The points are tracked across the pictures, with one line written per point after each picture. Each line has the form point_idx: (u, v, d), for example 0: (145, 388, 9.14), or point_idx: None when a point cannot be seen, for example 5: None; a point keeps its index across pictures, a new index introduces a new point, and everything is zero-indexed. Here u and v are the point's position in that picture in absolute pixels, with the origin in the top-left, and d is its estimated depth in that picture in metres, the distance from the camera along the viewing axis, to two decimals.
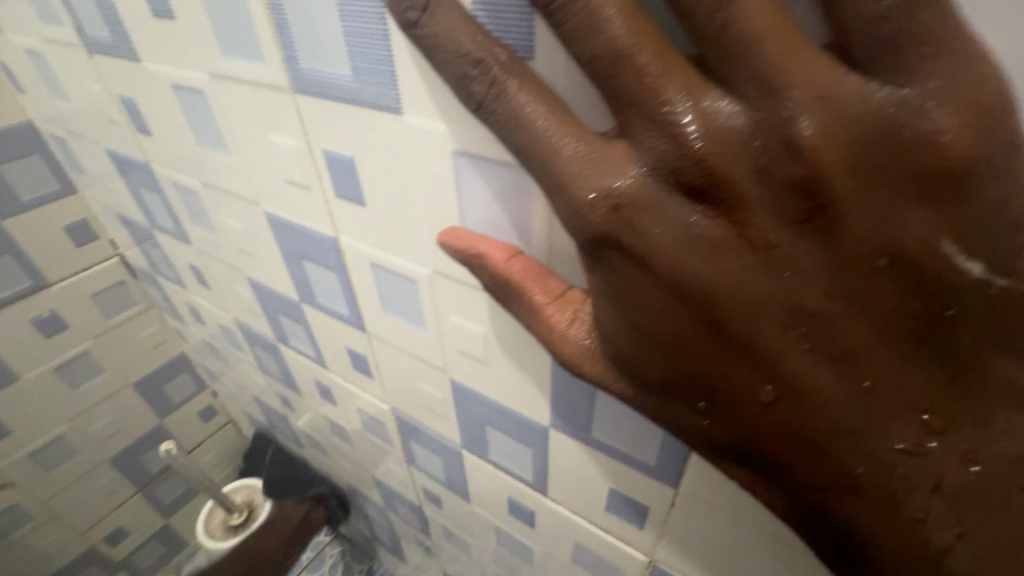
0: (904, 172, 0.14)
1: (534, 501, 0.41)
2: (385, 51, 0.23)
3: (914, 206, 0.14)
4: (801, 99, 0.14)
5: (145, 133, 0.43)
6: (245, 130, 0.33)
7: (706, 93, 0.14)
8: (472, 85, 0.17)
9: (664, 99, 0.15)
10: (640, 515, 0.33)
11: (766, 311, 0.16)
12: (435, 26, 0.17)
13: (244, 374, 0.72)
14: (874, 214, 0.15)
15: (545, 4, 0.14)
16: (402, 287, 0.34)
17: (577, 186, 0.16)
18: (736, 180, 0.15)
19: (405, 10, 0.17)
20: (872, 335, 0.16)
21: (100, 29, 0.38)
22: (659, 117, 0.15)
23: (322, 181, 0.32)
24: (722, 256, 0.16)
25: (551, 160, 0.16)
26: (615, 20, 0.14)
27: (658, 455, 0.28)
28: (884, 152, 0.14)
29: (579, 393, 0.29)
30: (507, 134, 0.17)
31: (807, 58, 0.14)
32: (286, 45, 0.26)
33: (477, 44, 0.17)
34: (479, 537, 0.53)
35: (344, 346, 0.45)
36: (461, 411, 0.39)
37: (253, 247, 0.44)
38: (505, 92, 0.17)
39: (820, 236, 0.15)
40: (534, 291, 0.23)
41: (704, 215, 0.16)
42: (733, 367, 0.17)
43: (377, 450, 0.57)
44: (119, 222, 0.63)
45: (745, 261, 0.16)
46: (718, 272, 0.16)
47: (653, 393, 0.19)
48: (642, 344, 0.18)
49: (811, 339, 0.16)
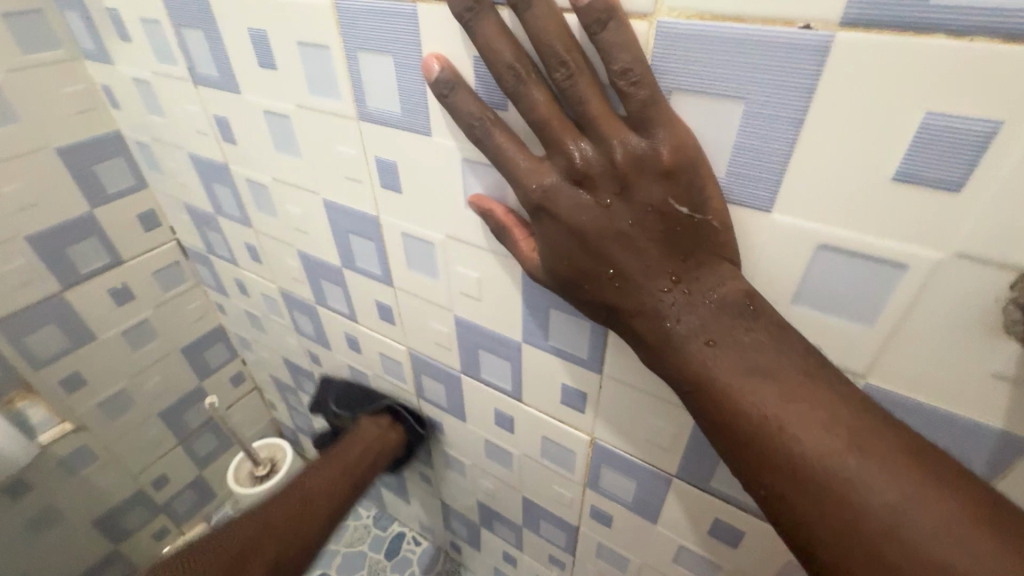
0: (661, 172, 0.28)
1: (513, 407, 0.57)
2: (422, 99, 0.39)
3: (667, 188, 0.29)
4: (614, 140, 0.28)
5: (231, 142, 0.59)
6: (319, 142, 0.49)
7: (577, 135, 0.29)
8: (475, 127, 0.33)
9: (560, 137, 0.30)
10: (582, 401, 0.49)
11: (611, 242, 0.31)
12: (456, 98, 0.33)
13: (278, 338, 0.87)
14: (653, 191, 0.29)
15: (509, 91, 0.30)
16: (424, 248, 0.50)
17: (523, 175, 0.32)
18: (592, 174, 0.30)
19: (442, 89, 0.33)
20: (661, 252, 0.30)
21: (209, 69, 0.53)
22: (558, 145, 0.30)
23: (371, 176, 0.48)
24: (588, 212, 0.31)
25: (511, 163, 0.32)
26: (540, 102, 0.29)
27: (589, 349, 0.44)
28: (650, 161, 0.28)
29: (540, 312, 0.45)
30: (492, 151, 0.33)
31: (618, 121, 0.28)
32: (358, 91, 0.43)
33: (478, 109, 0.33)
34: (472, 453, 0.69)
35: (373, 299, 0.61)
36: (461, 340, 0.55)
37: (308, 226, 0.60)
38: (491, 131, 0.32)
39: (631, 204, 0.30)
40: (515, 235, 0.38)
41: (580, 192, 0.31)
42: (599, 271, 0.32)
43: (393, 390, 0.73)
44: (183, 211, 0.78)
45: (598, 215, 0.30)
46: (587, 220, 0.31)
47: (566, 289, 0.35)
48: (557, 259, 0.34)
49: (635, 259, 0.31)
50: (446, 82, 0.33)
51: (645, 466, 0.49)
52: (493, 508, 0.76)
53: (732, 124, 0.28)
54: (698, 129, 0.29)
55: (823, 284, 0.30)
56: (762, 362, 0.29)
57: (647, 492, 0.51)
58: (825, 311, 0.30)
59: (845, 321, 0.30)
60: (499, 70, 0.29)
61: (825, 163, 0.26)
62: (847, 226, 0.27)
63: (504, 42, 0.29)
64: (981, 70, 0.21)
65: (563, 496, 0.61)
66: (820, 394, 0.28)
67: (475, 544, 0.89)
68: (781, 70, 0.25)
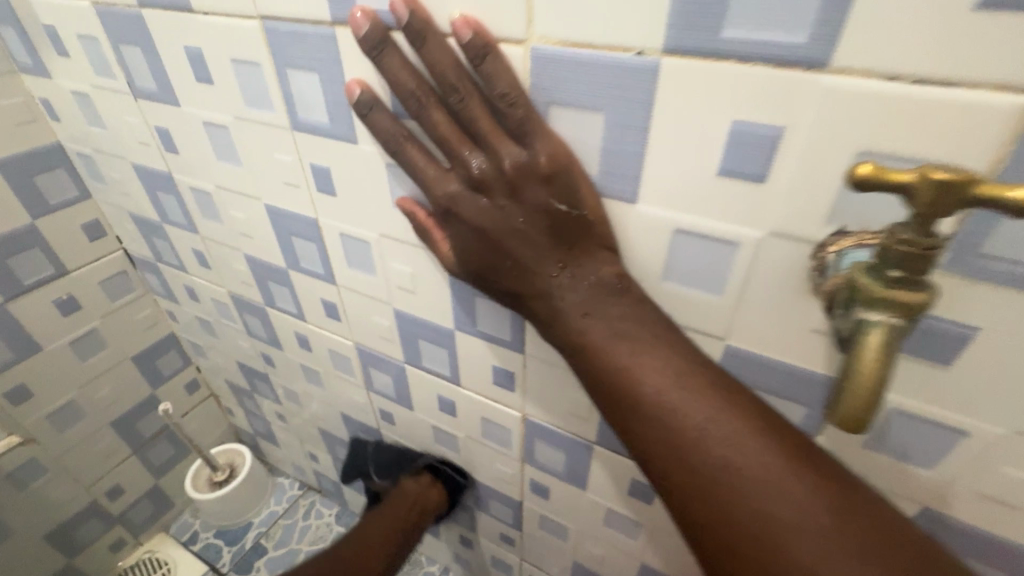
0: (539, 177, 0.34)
1: (453, 392, 0.61)
2: (347, 111, 0.44)
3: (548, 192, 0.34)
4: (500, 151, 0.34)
5: (174, 152, 0.62)
6: (257, 150, 0.53)
7: (470, 149, 0.35)
8: (392, 142, 0.38)
9: (458, 151, 0.35)
10: (512, 381, 0.54)
11: (506, 236, 0.36)
12: (374, 120, 0.38)
13: (231, 343, 0.89)
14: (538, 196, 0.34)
15: (415, 114, 0.35)
16: (360, 247, 0.54)
17: (433, 183, 0.37)
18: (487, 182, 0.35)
19: (363, 107, 0.37)
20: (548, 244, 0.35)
21: (148, 83, 0.56)
22: (457, 158, 0.35)
23: (307, 181, 0.52)
24: (486, 213, 0.36)
25: (422, 173, 0.37)
26: (441, 121, 0.34)
27: (510, 331, 0.49)
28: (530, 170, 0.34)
29: (466, 300, 0.50)
30: (406, 164, 0.38)
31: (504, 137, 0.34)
32: (289, 104, 0.47)
33: (392, 127, 0.37)
34: (422, 441, 0.73)
35: (319, 298, 0.65)
36: (402, 332, 0.59)
37: (253, 231, 0.63)
38: (404, 147, 0.37)
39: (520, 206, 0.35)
40: (435, 236, 0.43)
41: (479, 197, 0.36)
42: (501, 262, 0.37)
43: (345, 385, 0.76)
44: (129, 220, 0.79)
45: (494, 216, 0.36)
46: (485, 220, 0.36)
47: (477, 277, 0.40)
48: (468, 251, 0.39)
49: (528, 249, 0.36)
50: (368, 103, 0.37)
51: (570, 437, 0.55)
52: None
53: (598, 132, 0.33)
54: (573, 137, 0.34)
55: (683, 263, 0.36)
56: (628, 329, 0.34)
57: (575, 461, 0.57)
58: (688, 285, 0.37)
59: (703, 293, 0.36)
60: (403, 95, 0.34)
61: (671, 162, 0.32)
62: (694, 213, 0.33)
63: (407, 72, 0.34)
64: (762, 89, 0.27)
65: (505, 473, 0.66)
66: (672, 362, 0.33)
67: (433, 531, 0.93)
68: (628, 89, 0.31)
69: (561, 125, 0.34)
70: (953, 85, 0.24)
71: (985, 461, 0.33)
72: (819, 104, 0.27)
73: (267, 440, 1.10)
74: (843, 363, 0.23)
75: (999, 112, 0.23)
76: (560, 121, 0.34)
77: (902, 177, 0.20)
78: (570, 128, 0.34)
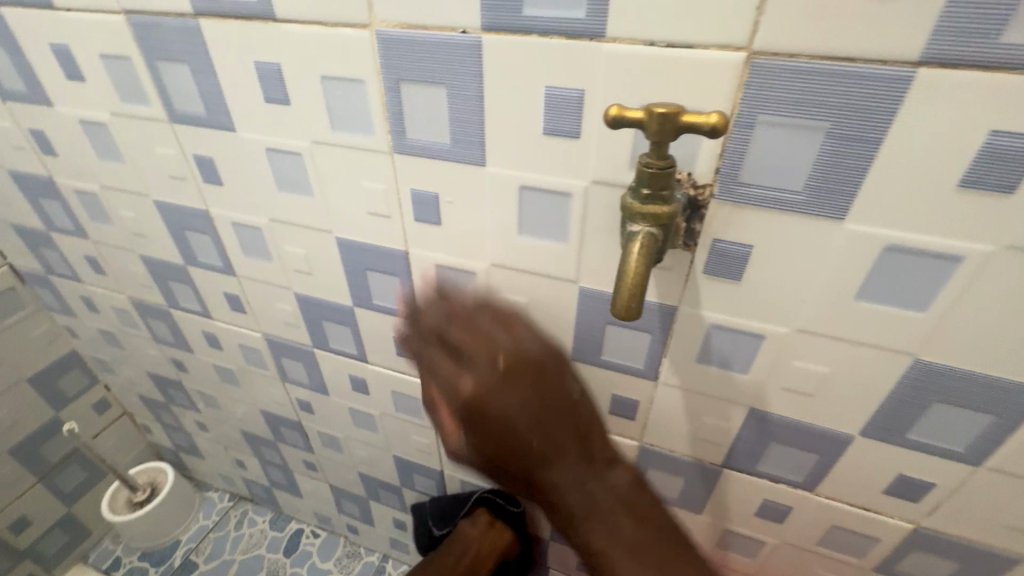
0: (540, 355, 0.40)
1: (363, 370, 0.64)
2: (221, 100, 0.46)
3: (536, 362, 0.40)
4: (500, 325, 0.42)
5: (52, 154, 0.60)
6: (139, 146, 0.54)
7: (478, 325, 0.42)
8: (423, 322, 0.46)
9: (470, 329, 0.42)
10: (412, 350, 0.58)
11: (488, 391, 0.39)
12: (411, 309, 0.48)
13: (139, 352, 0.86)
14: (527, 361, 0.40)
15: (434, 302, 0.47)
16: (253, 234, 0.56)
17: (437, 327, 0.45)
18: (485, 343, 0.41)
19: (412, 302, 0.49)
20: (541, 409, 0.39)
21: (15, 83, 0.55)
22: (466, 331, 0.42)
23: (193, 173, 0.53)
24: (475, 371, 0.40)
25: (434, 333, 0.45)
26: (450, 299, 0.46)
27: (403, 300, 0.53)
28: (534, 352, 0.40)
29: (359, 275, 0.53)
30: (425, 342, 0.45)
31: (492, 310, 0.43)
32: (165, 96, 0.48)
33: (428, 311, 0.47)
34: (343, 426, 0.76)
35: (222, 292, 0.66)
36: (306, 316, 0.62)
37: (145, 230, 0.63)
38: (420, 321, 0.47)
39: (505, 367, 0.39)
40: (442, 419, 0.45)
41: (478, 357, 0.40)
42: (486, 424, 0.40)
43: (260, 380, 0.77)
44: (11, 231, 0.76)
45: (480, 375, 0.39)
46: (479, 384, 0.39)
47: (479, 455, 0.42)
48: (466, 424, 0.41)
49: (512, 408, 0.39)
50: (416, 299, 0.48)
51: None
52: (374, 477, 0.83)
53: (444, 104, 0.38)
54: (424, 109, 0.39)
55: (532, 216, 0.41)
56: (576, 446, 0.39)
57: None
58: (540, 236, 0.42)
59: (553, 242, 0.42)
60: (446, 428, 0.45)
61: (505, 126, 0.37)
62: (531, 170, 0.39)
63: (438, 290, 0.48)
64: (561, 57, 0.33)
65: (423, 444, 0.70)
66: (616, 487, 0.40)
67: (367, 520, 0.94)
68: (459, 63, 0.36)
69: (413, 99, 0.39)
70: (694, 47, 0.30)
71: (782, 359, 0.41)
72: (605, 69, 0.32)
73: (190, 454, 1.07)
74: (626, 252, 0.28)
75: (727, 67, 0.30)
76: (411, 96, 0.39)
77: (638, 114, 0.26)
78: (421, 103, 0.39)
